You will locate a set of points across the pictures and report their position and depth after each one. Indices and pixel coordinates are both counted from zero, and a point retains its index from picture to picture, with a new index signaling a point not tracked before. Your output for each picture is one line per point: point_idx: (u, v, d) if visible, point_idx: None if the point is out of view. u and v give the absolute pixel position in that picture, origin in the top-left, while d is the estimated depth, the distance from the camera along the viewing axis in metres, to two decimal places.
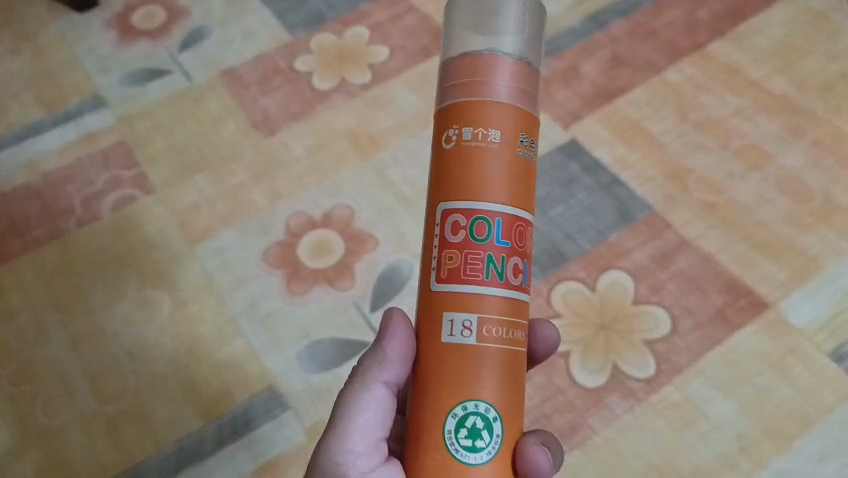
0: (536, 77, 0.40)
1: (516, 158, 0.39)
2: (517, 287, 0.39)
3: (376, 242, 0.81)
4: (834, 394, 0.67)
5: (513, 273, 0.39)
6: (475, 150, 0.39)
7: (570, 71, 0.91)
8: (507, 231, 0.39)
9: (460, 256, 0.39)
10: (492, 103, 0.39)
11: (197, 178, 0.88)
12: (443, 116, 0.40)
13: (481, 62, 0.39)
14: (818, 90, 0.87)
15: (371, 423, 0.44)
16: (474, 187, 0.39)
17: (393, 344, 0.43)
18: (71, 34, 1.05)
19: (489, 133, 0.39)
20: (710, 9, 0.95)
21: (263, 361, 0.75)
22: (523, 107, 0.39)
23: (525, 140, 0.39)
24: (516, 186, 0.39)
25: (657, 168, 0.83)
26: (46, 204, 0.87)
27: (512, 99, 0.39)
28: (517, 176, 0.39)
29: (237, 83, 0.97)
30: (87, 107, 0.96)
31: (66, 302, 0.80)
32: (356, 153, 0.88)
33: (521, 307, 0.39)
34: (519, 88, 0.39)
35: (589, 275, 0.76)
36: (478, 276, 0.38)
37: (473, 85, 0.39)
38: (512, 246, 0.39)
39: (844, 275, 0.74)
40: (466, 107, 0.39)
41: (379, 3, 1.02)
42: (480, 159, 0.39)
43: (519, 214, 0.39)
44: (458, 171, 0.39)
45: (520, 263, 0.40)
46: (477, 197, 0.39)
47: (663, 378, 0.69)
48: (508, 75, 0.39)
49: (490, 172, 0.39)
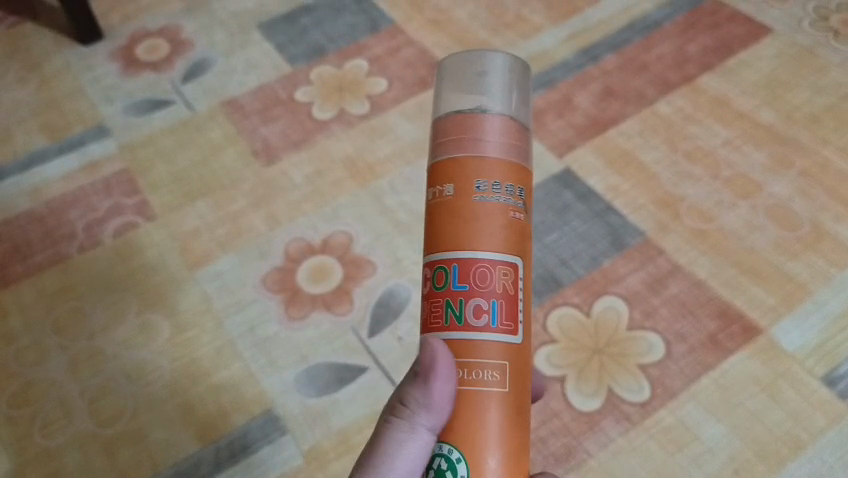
0: (510, 126, 0.41)
1: (473, 205, 0.40)
2: (479, 329, 0.39)
3: (373, 267, 0.82)
4: (824, 417, 0.68)
5: (474, 314, 0.39)
6: (437, 206, 0.41)
7: (564, 102, 0.94)
8: (463, 274, 0.39)
9: (426, 306, 0.40)
10: (449, 158, 0.40)
11: (198, 204, 0.90)
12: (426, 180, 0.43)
13: (447, 122, 0.42)
14: (805, 121, 0.89)
15: (413, 462, 0.40)
16: (437, 239, 0.40)
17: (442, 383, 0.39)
18: (77, 64, 1.07)
19: (445, 188, 0.40)
20: (698, 44, 0.98)
21: (261, 384, 0.76)
22: (487, 154, 0.40)
23: (482, 184, 0.40)
24: (478, 231, 0.39)
25: (648, 196, 0.84)
26: (48, 229, 0.89)
27: (466, 150, 0.40)
28: (471, 221, 0.40)
29: (239, 112, 0.99)
30: (91, 135, 0.98)
31: (66, 325, 0.81)
32: (354, 181, 0.90)
33: (486, 349, 0.38)
34: (476, 139, 0.40)
35: (583, 300, 0.77)
36: (438, 322, 0.39)
37: (437, 146, 0.42)
38: (471, 289, 0.39)
39: (833, 301, 0.75)
40: (433, 166, 0.41)
41: (378, 37, 1.06)
42: (440, 212, 0.40)
43: (482, 256, 0.39)
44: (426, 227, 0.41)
45: (484, 304, 0.39)
46: (439, 249, 0.40)
47: (657, 401, 0.70)
48: (463, 130, 0.41)
49: (447, 224, 0.40)
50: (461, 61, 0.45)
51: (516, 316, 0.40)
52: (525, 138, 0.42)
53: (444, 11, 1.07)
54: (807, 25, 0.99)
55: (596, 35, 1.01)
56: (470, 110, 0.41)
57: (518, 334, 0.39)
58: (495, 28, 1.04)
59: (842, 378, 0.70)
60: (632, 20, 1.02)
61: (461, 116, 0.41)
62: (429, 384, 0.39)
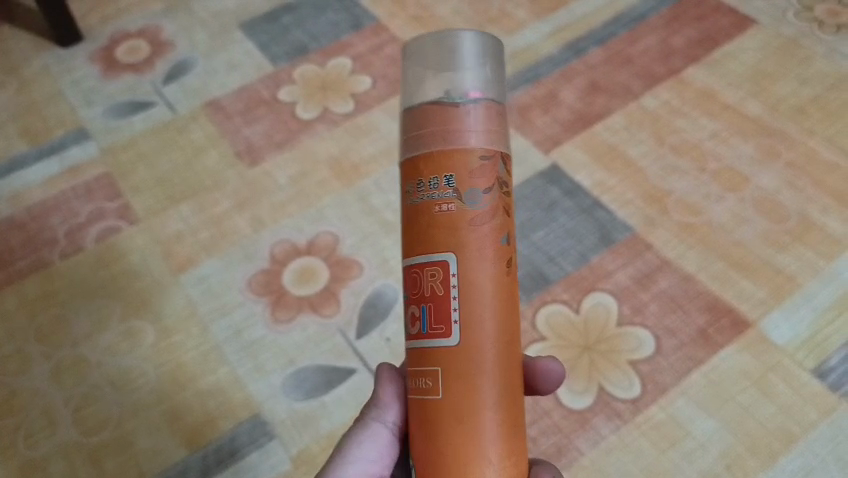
0: (445, 114, 0.40)
1: (407, 209, 0.41)
2: (416, 335, 0.41)
3: (360, 268, 0.81)
4: (816, 410, 0.68)
5: (412, 322, 0.42)
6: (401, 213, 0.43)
7: (549, 98, 0.93)
8: (405, 285, 0.42)
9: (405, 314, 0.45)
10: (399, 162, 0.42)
11: (181, 207, 0.88)
12: None
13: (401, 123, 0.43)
14: (791, 113, 0.89)
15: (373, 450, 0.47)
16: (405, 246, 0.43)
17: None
18: (56, 67, 1.06)
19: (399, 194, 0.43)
20: (683, 37, 0.98)
21: (248, 389, 0.75)
22: (422, 152, 0.40)
23: (410, 187, 0.41)
24: (414, 235, 0.41)
25: (636, 191, 0.84)
26: (29, 235, 0.87)
27: (407, 152, 0.41)
28: (408, 227, 0.41)
29: (221, 113, 0.98)
30: (71, 139, 0.96)
31: (49, 333, 0.80)
32: (339, 181, 0.89)
33: (421, 355, 0.41)
34: (415, 137, 0.41)
35: (572, 297, 0.76)
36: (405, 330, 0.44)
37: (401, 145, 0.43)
38: (409, 297, 0.42)
39: (822, 293, 0.75)
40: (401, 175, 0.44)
41: (361, 34, 1.05)
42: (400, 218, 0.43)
43: (414, 263, 0.41)
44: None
45: (417, 311, 0.41)
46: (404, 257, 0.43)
47: (648, 398, 0.70)
48: (408, 129, 0.41)
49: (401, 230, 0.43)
50: (427, 44, 0.44)
51: (447, 317, 0.40)
52: (472, 121, 0.40)
53: (428, 7, 1.06)
54: (792, 16, 0.99)
55: (580, 29, 1.01)
56: (412, 107, 0.41)
57: (452, 336, 0.40)
58: (479, 24, 1.03)
59: (832, 370, 0.70)
60: (616, 14, 1.02)
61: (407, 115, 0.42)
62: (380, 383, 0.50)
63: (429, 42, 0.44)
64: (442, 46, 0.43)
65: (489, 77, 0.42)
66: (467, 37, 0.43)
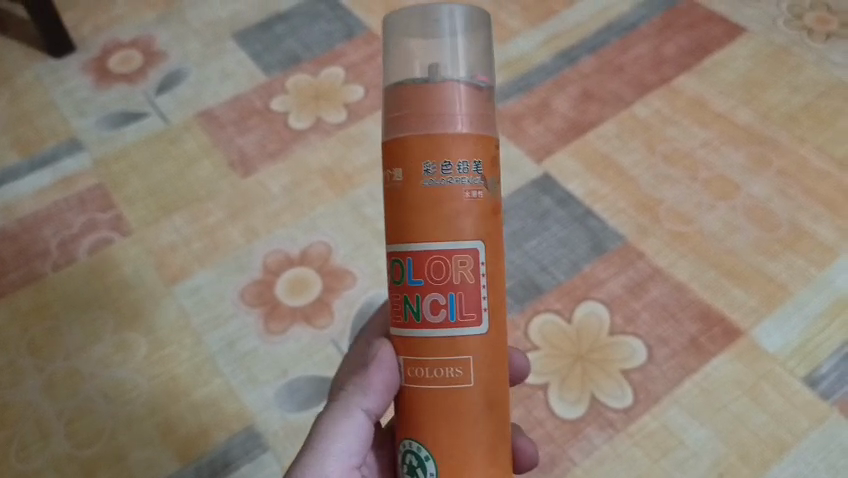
0: (438, 91, 0.40)
1: (423, 189, 0.41)
2: (439, 323, 0.41)
3: (353, 278, 0.82)
4: (808, 418, 0.68)
5: (432, 310, 0.41)
6: (389, 192, 0.42)
7: (542, 107, 0.93)
8: (417, 269, 0.41)
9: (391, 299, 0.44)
10: (400, 136, 0.41)
11: (174, 218, 0.88)
12: None
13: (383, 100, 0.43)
14: (782, 121, 0.89)
15: (353, 439, 0.48)
16: (392, 226, 0.42)
17: (378, 372, 0.45)
18: (49, 78, 1.06)
19: (395, 172, 0.41)
20: (674, 45, 0.98)
21: (242, 400, 0.74)
22: (448, 130, 0.40)
23: (430, 167, 0.40)
24: (436, 219, 0.41)
25: (628, 200, 0.84)
26: (21, 247, 0.87)
27: (423, 128, 0.40)
28: (425, 210, 0.41)
29: (214, 123, 0.98)
30: (64, 150, 0.96)
31: (42, 345, 0.80)
32: (332, 190, 0.89)
33: (449, 344, 0.41)
34: (438, 114, 0.40)
35: (564, 306, 0.77)
36: (400, 317, 0.43)
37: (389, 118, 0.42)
38: (427, 284, 0.41)
39: (813, 301, 0.75)
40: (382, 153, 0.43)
41: (354, 44, 1.05)
42: (392, 197, 0.42)
43: (434, 247, 0.41)
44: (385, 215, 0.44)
45: (441, 299, 0.41)
46: (396, 239, 0.42)
47: (641, 407, 0.70)
48: (422, 104, 0.40)
49: (399, 210, 0.41)
50: (411, 29, 0.45)
51: (477, 306, 0.41)
52: (475, 99, 0.41)
53: None
54: (782, 24, 0.99)
55: (572, 38, 1.01)
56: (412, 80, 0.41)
57: (481, 326, 0.42)
58: None
59: (824, 379, 0.70)
60: (608, 23, 1.02)
61: (392, 91, 0.42)
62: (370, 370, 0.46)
63: (415, 22, 0.45)
64: (427, 30, 0.45)
65: (475, 57, 0.45)
66: (451, 21, 0.45)
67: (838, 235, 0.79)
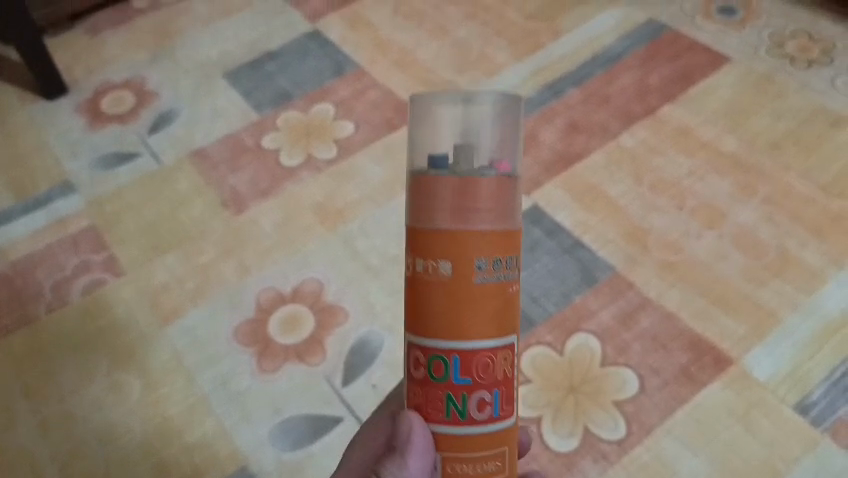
0: (483, 186, 0.38)
1: (474, 285, 0.38)
2: (485, 421, 0.39)
3: (346, 315, 0.82)
4: (799, 445, 0.68)
5: (477, 407, 0.39)
6: (428, 284, 0.38)
7: (529, 139, 0.95)
8: (466, 367, 0.38)
9: (423, 393, 0.40)
10: (445, 230, 0.38)
11: (167, 257, 0.89)
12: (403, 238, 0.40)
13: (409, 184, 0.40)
14: (766, 148, 0.90)
15: None
16: (428, 320, 0.39)
17: (416, 459, 0.39)
18: (42, 120, 1.07)
19: (440, 264, 0.38)
20: (659, 75, 1.00)
21: (235, 440, 0.74)
22: (493, 227, 0.38)
23: (483, 263, 0.38)
24: (485, 315, 0.38)
25: (616, 229, 0.85)
26: (15, 290, 0.88)
27: (472, 222, 0.37)
28: (476, 306, 0.38)
29: (206, 161, 0.99)
30: (57, 192, 0.97)
31: (36, 388, 0.80)
32: (323, 226, 0.90)
33: (491, 440, 0.39)
34: (485, 208, 0.38)
35: (556, 338, 0.77)
36: (439, 414, 0.39)
37: (425, 208, 0.38)
38: (474, 382, 0.39)
39: (802, 327, 0.75)
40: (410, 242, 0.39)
41: (344, 80, 1.06)
42: (433, 289, 0.38)
43: (483, 345, 0.39)
44: (410, 306, 0.40)
45: (487, 396, 0.39)
46: (436, 335, 0.39)
47: (634, 439, 0.70)
48: (470, 195, 0.37)
49: (443, 305, 0.38)
50: (441, 110, 0.43)
51: (513, 398, 0.40)
52: (510, 194, 0.39)
53: (408, 52, 1.08)
54: (764, 52, 1.01)
55: (559, 70, 1.03)
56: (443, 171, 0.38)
57: (514, 414, 0.40)
58: (459, 67, 1.05)
59: (815, 405, 0.70)
60: (592, 55, 1.04)
61: (420, 174, 0.39)
62: (406, 457, 0.39)
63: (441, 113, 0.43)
64: (456, 114, 0.43)
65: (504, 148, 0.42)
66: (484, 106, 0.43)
67: (825, 260, 0.80)
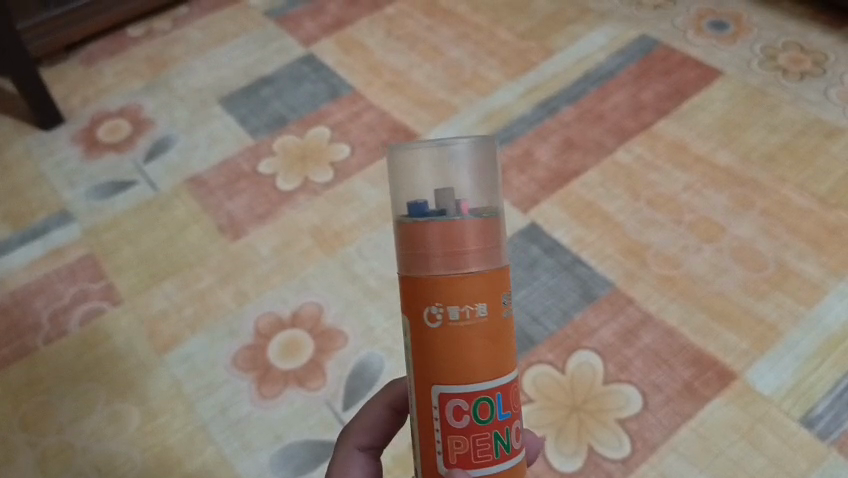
0: (486, 225, 0.38)
1: (504, 322, 0.39)
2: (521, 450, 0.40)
3: (345, 338, 0.81)
4: (806, 460, 0.68)
5: (516, 438, 0.40)
6: (465, 330, 0.38)
7: (525, 157, 0.95)
8: (507, 402, 0.39)
9: (468, 441, 0.38)
10: (472, 275, 0.37)
11: (165, 284, 0.89)
12: (415, 291, 0.38)
13: (410, 236, 0.38)
14: (762, 161, 0.90)
15: None
16: (465, 365, 0.38)
17: None
18: (39, 151, 1.07)
19: (476, 307, 0.38)
20: (652, 91, 1.00)
21: (236, 469, 0.74)
22: (504, 262, 0.39)
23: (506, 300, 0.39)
24: (511, 348, 0.40)
25: (614, 246, 0.85)
26: (12, 321, 0.87)
27: (492, 262, 0.38)
28: (505, 341, 0.39)
29: (202, 188, 0.99)
30: (54, 222, 0.97)
31: (34, 421, 0.79)
32: (321, 250, 0.90)
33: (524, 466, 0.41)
34: (497, 247, 0.38)
35: (557, 357, 0.76)
36: (488, 456, 0.39)
37: (443, 257, 0.37)
38: (512, 415, 0.39)
39: (804, 340, 0.75)
40: (434, 294, 0.38)
41: (339, 103, 1.07)
42: (472, 334, 0.38)
43: (512, 379, 0.40)
44: (438, 357, 0.38)
45: (520, 426, 0.40)
46: (477, 378, 0.38)
47: (638, 457, 0.69)
48: (484, 237, 0.38)
49: (482, 347, 0.38)
50: (418, 155, 0.42)
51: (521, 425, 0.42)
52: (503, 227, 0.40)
53: (402, 74, 1.09)
54: (756, 65, 1.02)
55: (553, 88, 1.03)
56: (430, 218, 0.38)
57: None
58: (453, 87, 1.06)
59: (820, 418, 0.70)
60: (585, 72, 1.04)
61: (422, 225, 0.38)
62: None
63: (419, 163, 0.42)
64: (433, 158, 0.42)
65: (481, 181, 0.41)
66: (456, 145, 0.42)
67: (824, 272, 0.80)
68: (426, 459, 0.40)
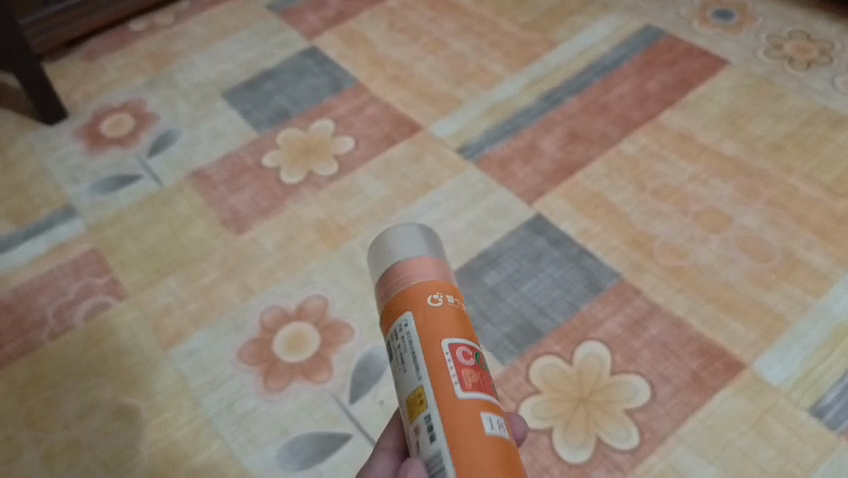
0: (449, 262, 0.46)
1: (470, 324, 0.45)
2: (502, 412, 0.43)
3: (351, 331, 0.81)
4: (816, 451, 0.67)
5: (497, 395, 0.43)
6: (456, 311, 0.43)
7: (529, 149, 0.94)
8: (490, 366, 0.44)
9: (475, 372, 0.41)
10: (450, 282, 0.45)
11: (169, 279, 0.89)
12: (414, 295, 0.43)
13: (398, 270, 0.44)
14: (768, 150, 0.90)
15: None
16: (462, 327, 0.43)
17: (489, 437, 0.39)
18: (42, 146, 1.07)
19: (454, 299, 0.44)
20: (657, 81, 1.00)
21: (242, 463, 0.73)
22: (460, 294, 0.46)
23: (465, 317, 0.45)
24: None
25: (620, 237, 0.84)
26: (17, 317, 0.87)
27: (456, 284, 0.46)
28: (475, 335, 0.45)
29: (206, 182, 0.98)
30: (58, 218, 0.97)
31: (40, 417, 0.79)
32: (326, 244, 0.89)
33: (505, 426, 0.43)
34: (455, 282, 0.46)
35: (564, 349, 0.76)
36: (491, 390, 0.41)
37: (431, 270, 0.44)
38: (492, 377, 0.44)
39: (813, 329, 0.75)
40: (427, 287, 0.43)
41: (341, 96, 1.06)
42: (461, 314, 0.44)
43: None
44: (436, 323, 0.42)
45: None
46: (470, 338, 0.43)
47: (647, 448, 0.69)
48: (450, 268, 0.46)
49: (468, 324, 0.44)
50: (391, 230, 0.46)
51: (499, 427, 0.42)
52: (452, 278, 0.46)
53: (405, 67, 1.08)
54: (762, 55, 1.01)
55: (556, 80, 1.03)
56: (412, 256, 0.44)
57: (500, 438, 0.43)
58: (456, 80, 1.05)
59: (830, 408, 0.69)
60: (590, 63, 1.04)
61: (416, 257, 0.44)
62: None
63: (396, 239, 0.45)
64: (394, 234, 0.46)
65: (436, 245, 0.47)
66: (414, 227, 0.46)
67: (832, 262, 0.79)
68: (438, 397, 0.40)
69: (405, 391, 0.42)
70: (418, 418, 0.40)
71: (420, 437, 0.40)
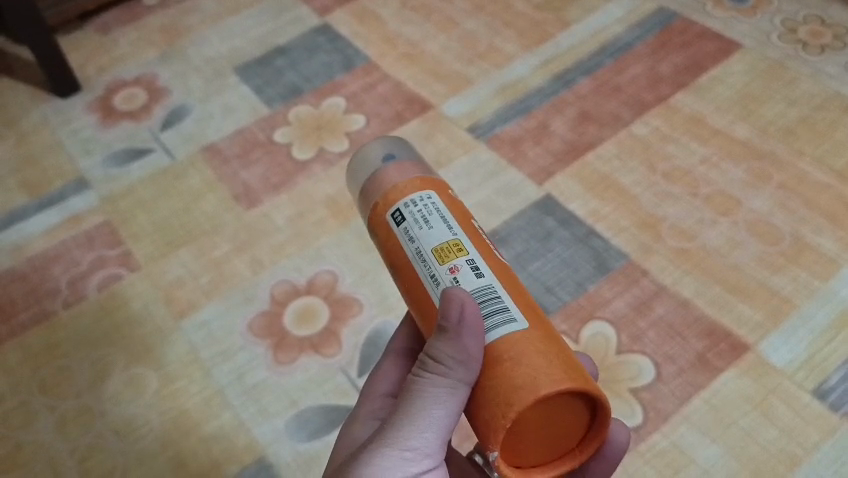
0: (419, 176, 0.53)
1: None
2: None
3: (360, 306, 0.82)
4: (818, 432, 0.68)
5: None
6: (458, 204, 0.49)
7: (541, 129, 0.95)
8: None
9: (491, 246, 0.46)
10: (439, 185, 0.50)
11: (180, 252, 0.90)
12: (426, 182, 0.48)
13: (401, 169, 0.49)
14: (781, 134, 0.90)
15: (440, 421, 0.42)
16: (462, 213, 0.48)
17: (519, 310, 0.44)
18: (55, 118, 1.07)
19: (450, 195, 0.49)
20: (670, 63, 0.99)
21: (252, 432, 0.75)
22: None
23: None
24: None
25: (630, 219, 0.85)
26: (31, 287, 0.88)
27: None
28: None
29: (218, 156, 0.99)
30: (72, 189, 0.98)
31: (54, 384, 0.80)
32: (336, 220, 0.90)
33: None
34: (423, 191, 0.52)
35: (571, 328, 0.77)
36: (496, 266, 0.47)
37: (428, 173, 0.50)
38: None
39: (819, 313, 0.75)
40: (435, 180, 0.48)
41: (353, 73, 1.07)
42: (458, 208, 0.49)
43: None
44: (457, 207, 0.47)
45: None
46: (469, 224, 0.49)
47: (651, 426, 0.70)
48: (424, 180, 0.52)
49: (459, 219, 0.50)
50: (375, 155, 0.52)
51: None
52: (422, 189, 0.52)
53: (417, 45, 1.08)
54: (776, 38, 1.01)
55: (568, 60, 1.02)
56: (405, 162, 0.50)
57: None
58: (468, 59, 1.05)
59: (833, 391, 0.70)
60: (603, 44, 1.04)
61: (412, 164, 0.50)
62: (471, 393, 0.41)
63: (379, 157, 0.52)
64: (377, 155, 0.52)
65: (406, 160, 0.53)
66: (384, 141, 0.53)
67: (840, 246, 0.80)
68: (481, 251, 0.44)
69: (424, 242, 0.44)
70: (453, 261, 0.43)
71: (458, 275, 0.42)
